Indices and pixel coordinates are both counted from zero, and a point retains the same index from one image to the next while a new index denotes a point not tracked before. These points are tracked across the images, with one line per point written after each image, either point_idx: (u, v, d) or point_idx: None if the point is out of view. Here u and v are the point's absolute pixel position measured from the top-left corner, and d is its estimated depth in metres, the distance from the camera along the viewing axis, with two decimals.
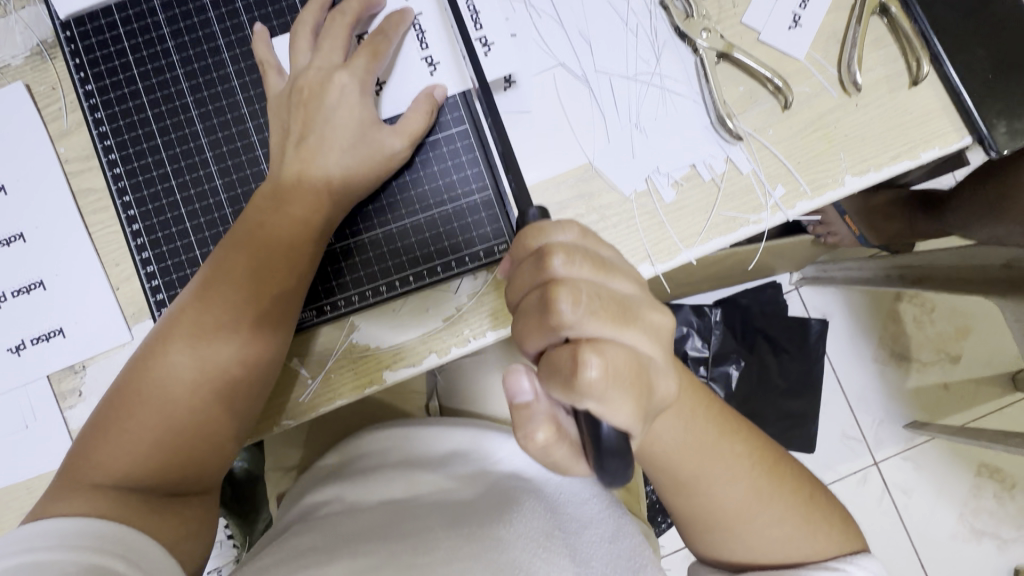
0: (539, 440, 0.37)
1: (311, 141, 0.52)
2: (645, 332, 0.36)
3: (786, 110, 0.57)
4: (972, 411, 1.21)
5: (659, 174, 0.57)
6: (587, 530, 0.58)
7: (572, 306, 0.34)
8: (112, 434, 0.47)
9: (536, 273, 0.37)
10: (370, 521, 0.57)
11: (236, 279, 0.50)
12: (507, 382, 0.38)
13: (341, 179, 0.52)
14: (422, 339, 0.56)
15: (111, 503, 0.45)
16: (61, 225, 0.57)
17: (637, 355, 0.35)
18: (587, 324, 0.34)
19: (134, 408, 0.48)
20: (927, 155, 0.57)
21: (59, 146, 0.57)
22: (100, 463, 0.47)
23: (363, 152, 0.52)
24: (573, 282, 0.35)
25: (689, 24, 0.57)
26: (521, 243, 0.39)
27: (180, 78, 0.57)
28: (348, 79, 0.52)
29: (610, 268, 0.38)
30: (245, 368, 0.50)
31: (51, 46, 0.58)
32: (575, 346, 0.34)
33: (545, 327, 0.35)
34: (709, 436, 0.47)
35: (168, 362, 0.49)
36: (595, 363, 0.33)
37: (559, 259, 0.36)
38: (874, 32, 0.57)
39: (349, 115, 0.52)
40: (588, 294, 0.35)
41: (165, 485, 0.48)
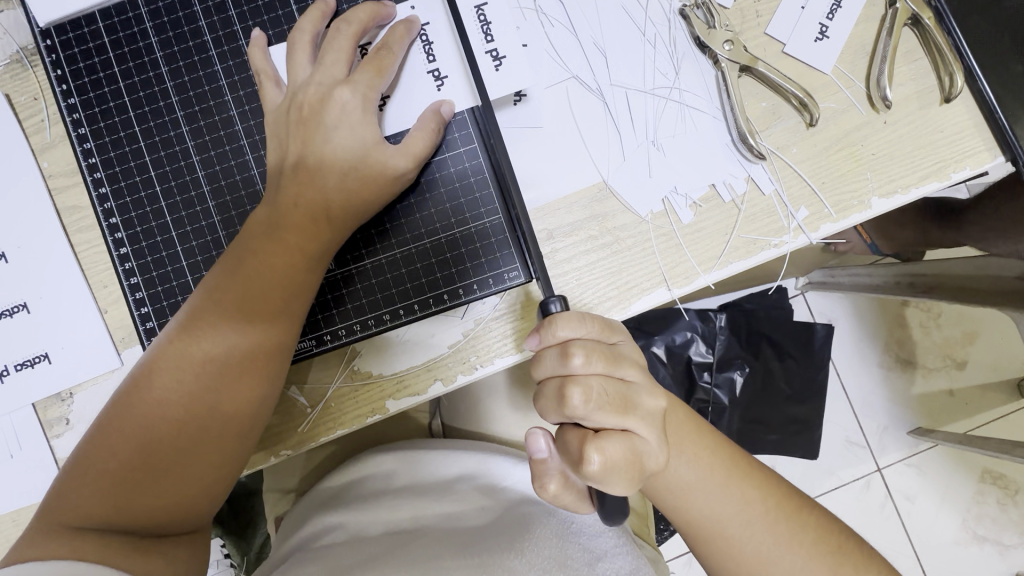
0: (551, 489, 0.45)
1: (311, 161, 0.49)
2: (645, 421, 0.40)
3: (811, 127, 0.54)
4: (978, 420, 1.19)
5: (677, 195, 0.54)
6: (599, 565, 0.56)
7: (583, 403, 0.39)
8: (93, 471, 0.45)
9: (557, 365, 0.41)
10: (372, 552, 0.55)
11: (228, 309, 0.47)
12: (528, 442, 0.45)
13: (341, 202, 0.49)
14: (427, 366, 0.54)
15: (88, 547, 0.42)
16: (45, 244, 0.54)
17: (634, 441, 0.40)
18: (595, 417, 0.39)
19: (119, 445, 0.46)
20: (958, 176, 0.53)
21: (41, 160, 0.54)
22: (83, 503, 0.45)
23: (366, 174, 0.49)
24: (586, 380, 0.40)
25: (711, 36, 0.54)
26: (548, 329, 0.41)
27: (170, 91, 0.54)
28: (349, 95, 0.49)
29: (618, 360, 0.42)
30: (233, 403, 0.47)
31: (32, 53, 0.54)
32: (583, 437, 0.39)
33: (559, 414, 0.40)
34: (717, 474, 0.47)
35: (153, 396, 0.46)
36: (596, 458, 0.38)
37: (579, 358, 0.40)
38: (905, 44, 0.54)
39: (352, 134, 0.49)
40: (598, 390, 0.39)
41: (148, 526, 0.45)
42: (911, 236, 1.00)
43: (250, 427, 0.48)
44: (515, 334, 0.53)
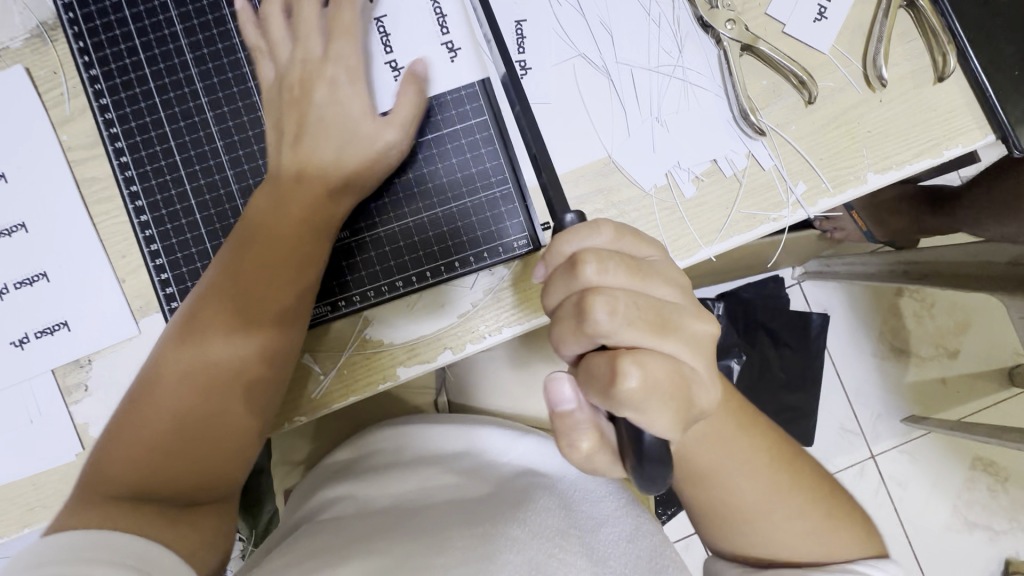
0: (582, 448, 0.40)
1: (307, 138, 0.51)
2: (683, 342, 0.38)
3: (809, 105, 0.56)
4: (970, 406, 1.21)
5: (680, 169, 0.55)
6: (600, 531, 0.56)
7: (609, 316, 0.37)
8: (124, 443, 0.47)
9: (570, 280, 0.39)
10: (381, 521, 0.56)
11: (247, 280, 0.49)
12: (548, 392, 0.39)
13: (338, 175, 0.51)
14: (438, 334, 0.55)
15: (124, 514, 0.43)
16: (64, 214, 0.55)
17: (676, 363, 0.37)
18: (625, 333, 0.37)
19: (148, 416, 0.47)
20: (950, 153, 0.55)
21: (61, 133, 0.55)
22: (115, 474, 0.46)
23: (363, 146, 0.51)
24: (608, 290, 0.38)
25: (712, 15, 0.56)
26: (556, 248, 0.40)
27: (189, 64, 0.55)
28: (337, 70, 0.51)
29: (645, 275, 0.40)
30: (261, 371, 0.49)
31: (52, 28, 0.55)
32: (613, 355, 0.36)
33: (582, 335, 0.38)
34: (727, 429, 0.48)
35: (180, 368, 0.48)
36: (634, 372, 0.35)
37: (592, 266, 0.38)
38: (900, 25, 0.56)
39: (346, 108, 0.51)
40: (626, 304, 0.37)
41: (183, 492, 0.47)
42: (905, 223, 1.02)
43: (274, 392, 0.50)
44: (523, 303, 0.55)
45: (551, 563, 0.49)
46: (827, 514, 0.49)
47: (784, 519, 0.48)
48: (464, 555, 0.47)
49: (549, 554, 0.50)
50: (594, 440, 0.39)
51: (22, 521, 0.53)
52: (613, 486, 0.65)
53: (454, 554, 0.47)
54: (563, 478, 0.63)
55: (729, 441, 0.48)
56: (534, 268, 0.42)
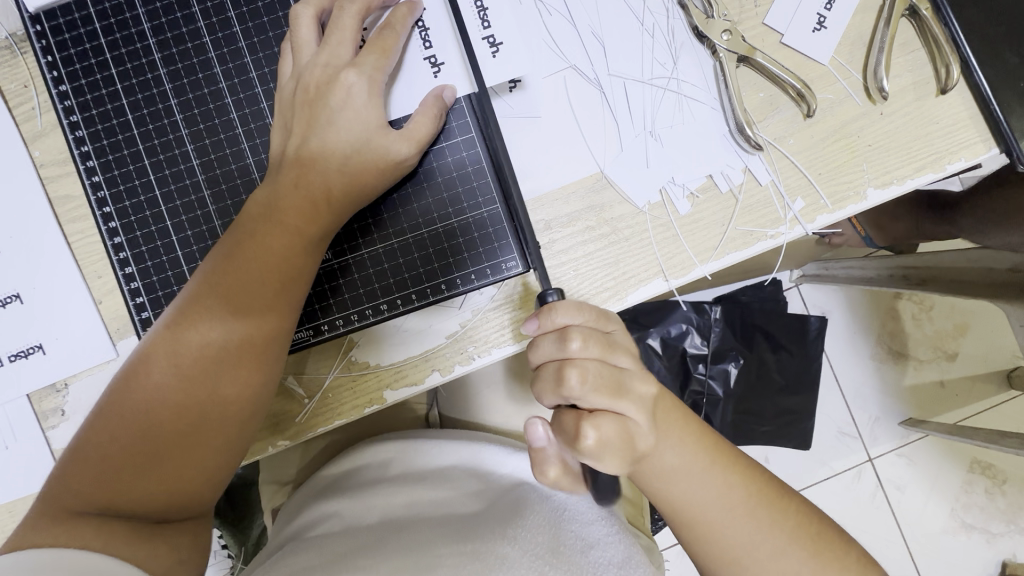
0: (550, 476, 0.46)
1: (309, 144, 0.49)
2: (636, 404, 0.40)
3: (808, 118, 0.54)
4: (969, 410, 1.20)
5: (674, 185, 0.54)
6: (589, 553, 0.54)
7: (581, 384, 0.38)
8: (92, 458, 0.45)
9: (554, 348, 0.40)
10: (366, 540, 0.54)
11: (222, 296, 0.47)
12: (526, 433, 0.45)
13: (343, 186, 0.49)
14: (424, 356, 0.54)
15: (90, 535, 0.42)
16: (37, 232, 0.53)
17: (627, 425, 0.39)
18: (592, 398, 0.38)
19: (118, 431, 0.45)
20: (952, 167, 0.54)
21: (32, 149, 0.53)
22: (82, 489, 0.44)
23: (368, 161, 0.49)
24: (583, 361, 0.39)
25: (708, 25, 0.54)
26: (549, 315, 0.39)
27: (163, 79, 0.53)
28: (355, 78, 0.49)
29: (616, 345, 0.41)
30: (234, 391, 0.47)
31: (21, 40, 0.53)
32: (579, 415, 0.39)
33: (556, 395, 0.39)
34: (698, 463, 0.48)
35: (151, 383, 0.46)
36: (591, 431, 0.38)
37: (577, 341, 0.39)
38: (902, 35, 0.54)
39: (359, 117, 0.49)
40: (593, 372, 0.39)
41: (150, 513, 0.45)
42: (905, 228, 1.01)
43: (247, 413, 0.48)
44: (513, 326, 0.53)
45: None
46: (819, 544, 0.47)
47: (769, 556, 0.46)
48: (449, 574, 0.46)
49: (538, 572, 0.49)
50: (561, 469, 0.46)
51: None
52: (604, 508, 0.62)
53: (439, 573, 0.46)
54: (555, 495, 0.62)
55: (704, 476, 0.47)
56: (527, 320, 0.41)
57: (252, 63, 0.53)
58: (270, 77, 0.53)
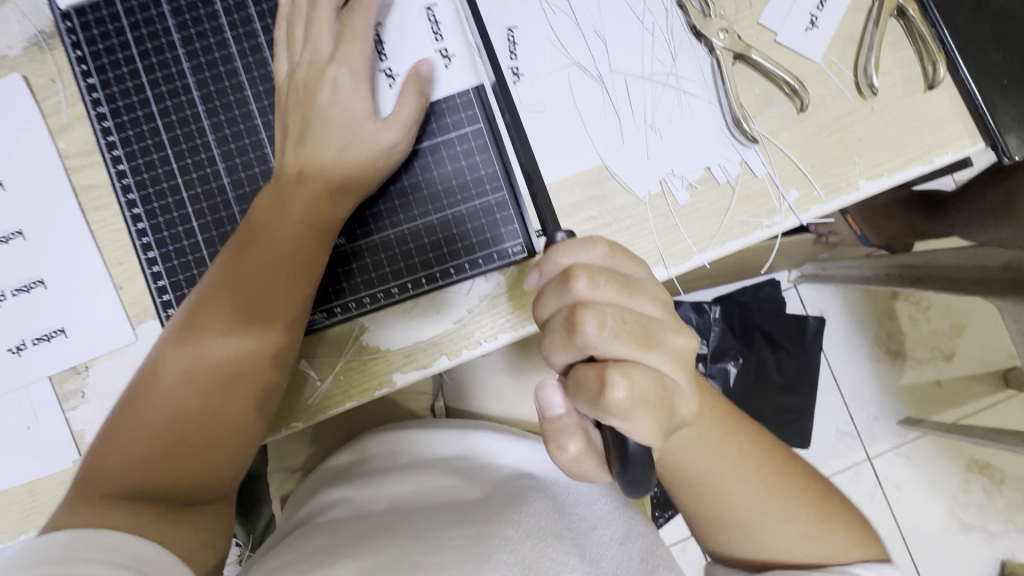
0: (570, 451, 0.41)
1: (327, 132, 0.51)
2: (667, 354, 0.39)
3: (801, 113, 0.56)
4: (964, 407, 1.22)
5: (673, 176, 0.56)
6: (592, 533, 0.56)
7: (598, 330, 0.37)
8: (120, 443, 0.47)
9: (561, 294, 0.39)
10: (376, 523, 0.56)
11: (241, 282, 0.49)
12: (540, 398, 0.41)
13: (341, 178, 0.51)
14: (433, 341, 0.56)
15: (122, 512, 0.44)
16: (61, 220, 0.55)
17: (658, 375, 0.38)
18: (612, 345, 0.38)
19: (144, 417, 0.47)
20: (940, 160, 0.56)
21: (58, 140, 0.56)
22: (109, 473, 0.46)
23: (359, 151, 0.51)
24: (597, 305, 0.38)
25: (706, 24, 0.56)
26: (551, 259, 0.40)
27: (186, 73, 0.56)
28: (340, 70, 0.51)
29: (632, 290, 0.40)
30: (255, 373, 0.49)
31: (50, 36, 0.56)
32: (603, 367, 0.37)
33: (572, 347, 0.38)
34: (717, 443, 0.48)
35: (175, 369, 0.48)
36: (620, 383, 0.36)
37: (582, 281, 0.39)
38: (890, 34, 0.57)
39: (347, 110, 0.51)
40: (613, 319, 0.38)
41: (179, 492, 0.47)
42: (898, 227, 1.03)
43: (268, 395, 0.50)
44: (519, 310, 0.55)
45: (543, 560, 0.49)
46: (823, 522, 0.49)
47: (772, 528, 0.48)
48: (459, 555, 0.48)
49: (543, 554, 0.50)
50: (582, 445, 0.41)
51: (20, 527, 0.53)
52: (604, 487, 0.64)
53: (448, 554, 0.47)
54: (558, 480, 0.64)
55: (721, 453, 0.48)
56: (528, 275, 0.42)
57: (271, 58, 0.56)
58: None
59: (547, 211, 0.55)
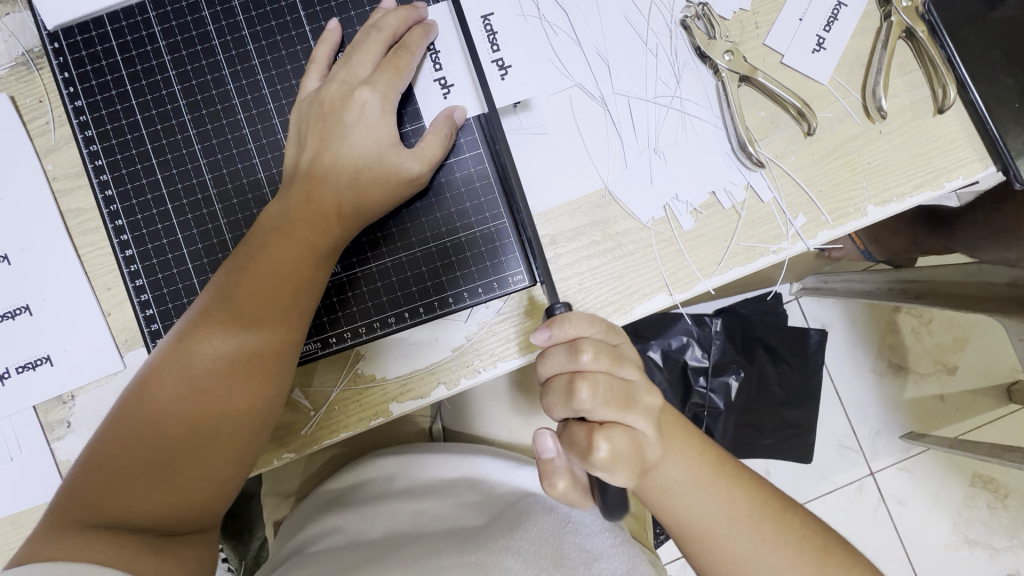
0: (559, 487, 0.45)
1: (325, 158, 0.50)
2: (645, 416, 0.40)
3: (809, 136, 0.55)
4: (969, 424, 1.21)
5: (678, 202, 0.55)
6: (594, 566, 0.55)
7: (591, 397, 0.38)
8: (104, 469, 0.45)
9: (565, 359, 0.39)
10: (369, 556, 0.54)
11: (235, 307, 0.47)
12: (534, 442, 0.45)
13: (355, 203, 0.49)
14: (430, 370, 0.54)
15: (102, 547, 0.42)
16: (48, 243, 0.54)
17: (638, 436, 0.40)
18: (601, 411, 0.38)
19: (127, 444, 0.46)
20: (950, 184, 0.55)
21: (46, 162, 0.54)
22: (92, 501, 0.45)
23: (378, 179, 0.50)
24: (594, 374, 0.39)
25: (711, 46, 0.55)
26: (564, 325, 0.39)
27: (177, 95, 0.54)
28: (370, 95, 0.50)
29: (624, 357, 0.41)
30: (245, 401, 0.47)
31: (38, 56, 0.54)
32: (590, 427, 0.39)
33: (567, 409, 0.38)
34: (700, 483, 0.48)
35: (162, 394, 0.46)
36: (605, 446, 0.37)
37: (587, 354, 0.38)
38: (899, 56, 0.55)
39: (371, 133, 0.50)
40: (605, 386, 0.38)
41: (162, 525, 0.46)
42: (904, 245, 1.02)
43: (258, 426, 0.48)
44: (519, 339, 0.54)
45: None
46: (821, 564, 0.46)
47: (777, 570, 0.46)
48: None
49: None
50: (570, 482, 0.44)
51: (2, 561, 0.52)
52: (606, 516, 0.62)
53: None
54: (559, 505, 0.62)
55: (708, 494, 0.48)
56: (538, 330, 0.40)
57: (264, 80, 0.54)
58: (283, 94, 0.54)
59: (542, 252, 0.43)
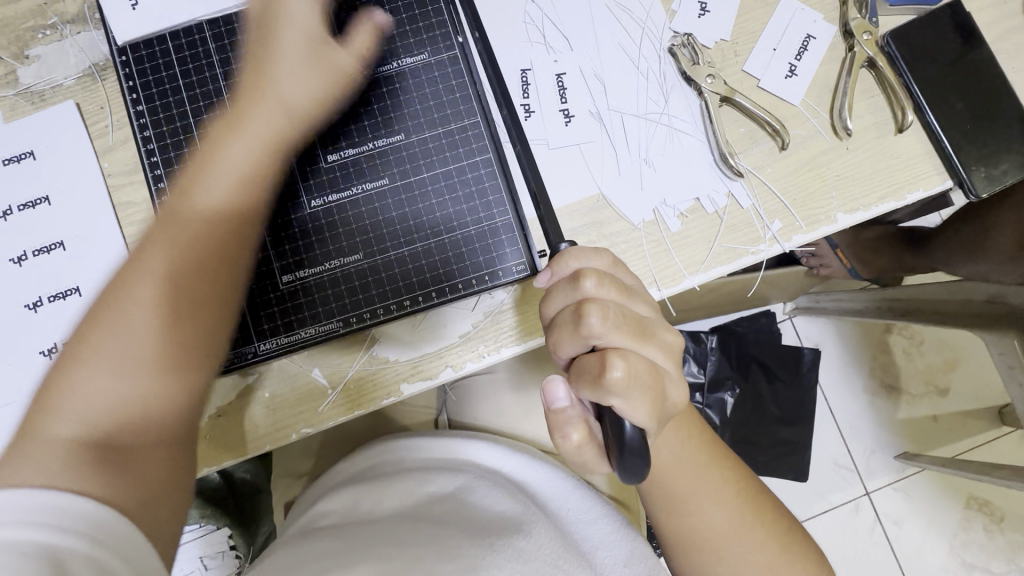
0: (574, 440, 0.44)
1: (271, 64, 0.55)
2: (659, 348, 0.43)
3: (783, 150, 0.61)
4: (960, 443, 1.23)
5: (666, 207, 0.61)
6: (595, 551, 0.58)
7: (600, 321, 0.41)
8: (56, 399, 0.42)
9: (570, 291, 0.43)
10: (382, 530, 0.56)
11: (204, 223, 0.50)
12: (546, 391, 0.43)
13: (298, 99, 0.55)
14: (439, 353, 0.59)
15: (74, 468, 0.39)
16: (99, 231, 0.60)
17: (652, 363, 0.42)
18: (612, 336, 0.41)
19: (78, 374, 0.43)
20: (912, 197, 0.61)
21: (103, 161, 0.61)
22: (29, 446, 0.40)
23: (271, 106, 0.54)
24: (602, 301, 0.42)
25: (695, 70, 0.62)
26: (564, 260, 0.45)
27: (227, 102, 0.61)
28: (344, 55, 0.57)
29: (631, 293, 0.45)
30: (230, 237, 0.50)
31: (102, 68, 0.62)
32: (603, 353, 0.41)
33: (577, 337, 0.42)
34: (696, 460, 0.53)
35: (126, 300, 0.46)
36: (620, 365, 0.40)
37: (591, 281, 0.43)
38: (863, 83, 0.63)
39: (299, 25, 0.56)
40: (615, 312, 0.42)
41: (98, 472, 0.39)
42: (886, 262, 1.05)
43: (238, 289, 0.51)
44: (520, 327, 0.60)
45: (555, 572, 0.51)
46: (785, 549, 0.52)
47: (750, 549, 0.51)
48: (471, 563, 0.48)
49: (553, 566, 0.51)
50: (585, 433, 0.43)
51: None
52: (605, 503, 0.66)
53: (459, 560, 0.48)
54: (558, 496, 0.66)
55: (703, 470, 0.53)
56: (539, 275, 0.47)
57: None
58: None
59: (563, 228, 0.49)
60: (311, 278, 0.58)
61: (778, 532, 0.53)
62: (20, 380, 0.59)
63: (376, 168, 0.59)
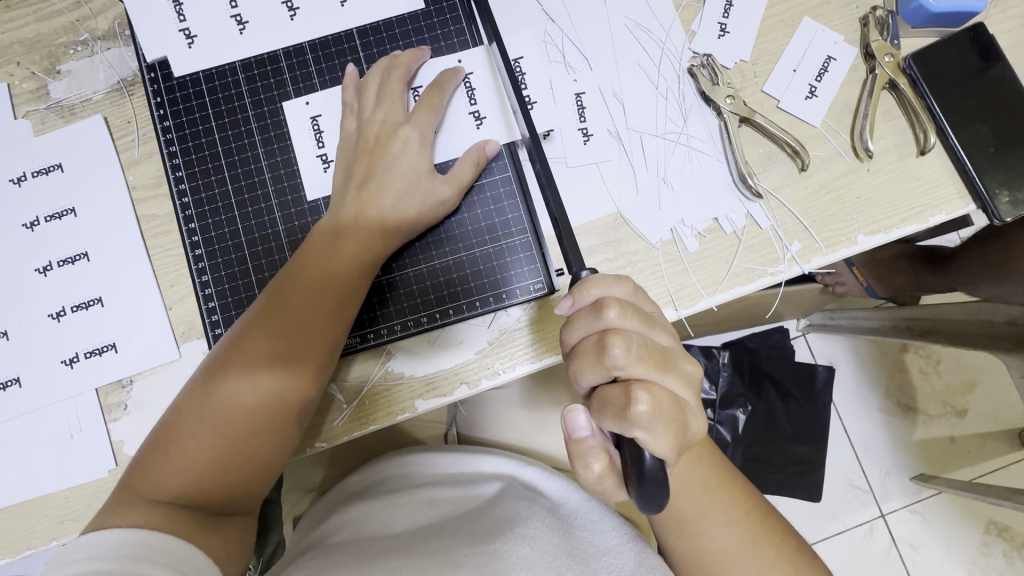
0: (595, 470, 0.43)
1: (372, 185, 0.56)
2: (681, 378, 0.43)
3: (803, 171, 0.61)
4: (979, 467, 1.21)
5: (684, 226, 0.61)
6: (603, 557, 0.56)
7: (624, 352, 0.41)
8: (172, 449, 0.50)
9: (592, 320, 0.43)
10: (393, 544, 0.56)
11: (263, 353, 0.52)
12: (565, 421, 0.43)
13: (395, 220, 0.56)
14: (455, 369, 0.59)
15: (166, 520, 0.47)
16: (122, 243, 0.61)
17: (675, 395, 0.42)
18: (635, 367, 0.41)
19: (201, 419, 0.51)
20: (934, 219, 0.61)
21: (128, 174, 0.62)
22: (162, 478, 0.49)
23: (363, 233, 0.55)
24: (625, 332, 0.42)
25: (714, 90, 0.62)
26: (586, 288, 0.44)
27: (250, 119, 0.62)
28: (411, 131, 0.57)
29: (653, 323, 0.44)
30: (285, 410, 0.52)
31: (130, 83, 0.63)
32: (626, 384, 0.41)
33: (599, 367, 0.42)
34: (707, 481, 0.52)
35: (201, 439, 0.51)
36: (644, 399, 0.40)
37: (614, 311, 0.42)
38: (884, 105, 0.62)
39: (412, 162, 0.57)
40: (638, 343, 0.42)
41: (207, 505, 0.50)
42: (904, 281, 1.03)
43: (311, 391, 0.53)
44: (536, 344, 0.59)
45: None
46: (798, 568, 0.51)
47: (758, 571, 0.50)
48: None
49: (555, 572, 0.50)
50: (606, 463, 0.43)
51: (57, 531, 0.57)
52: (616, 518, 0.65)
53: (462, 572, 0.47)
54: (566, 503, 0.65)
55: (715, 490, 0.52)
56: (559, 301, 0.45)
57: (322, 107, 0.62)
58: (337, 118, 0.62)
59: (578, 247, 0.49)
60: (387, 338, 0.59)
61: (792, 554, 0.51)
62: (41, 388, 0.59)
63: (454, 239, 0.60)
